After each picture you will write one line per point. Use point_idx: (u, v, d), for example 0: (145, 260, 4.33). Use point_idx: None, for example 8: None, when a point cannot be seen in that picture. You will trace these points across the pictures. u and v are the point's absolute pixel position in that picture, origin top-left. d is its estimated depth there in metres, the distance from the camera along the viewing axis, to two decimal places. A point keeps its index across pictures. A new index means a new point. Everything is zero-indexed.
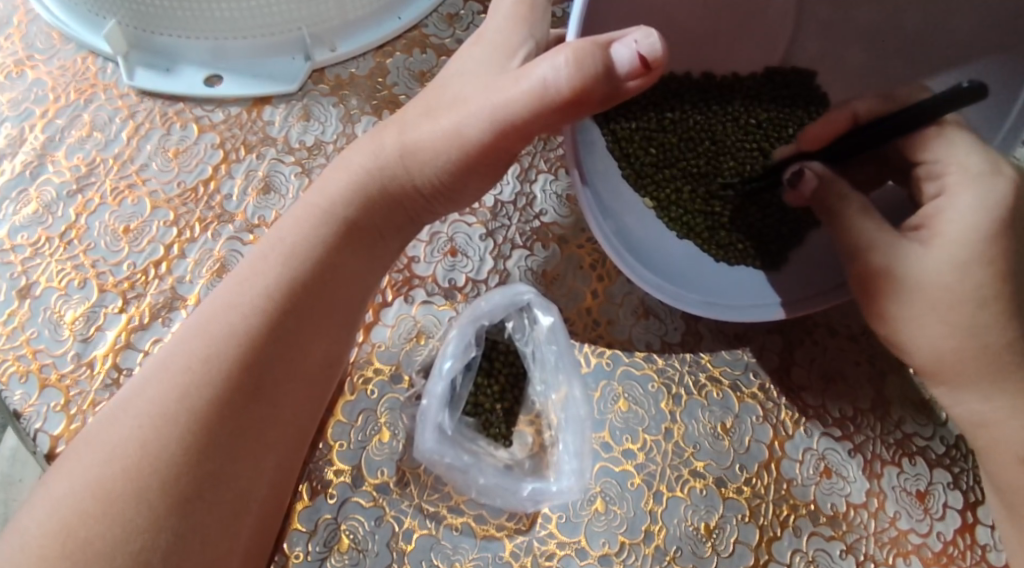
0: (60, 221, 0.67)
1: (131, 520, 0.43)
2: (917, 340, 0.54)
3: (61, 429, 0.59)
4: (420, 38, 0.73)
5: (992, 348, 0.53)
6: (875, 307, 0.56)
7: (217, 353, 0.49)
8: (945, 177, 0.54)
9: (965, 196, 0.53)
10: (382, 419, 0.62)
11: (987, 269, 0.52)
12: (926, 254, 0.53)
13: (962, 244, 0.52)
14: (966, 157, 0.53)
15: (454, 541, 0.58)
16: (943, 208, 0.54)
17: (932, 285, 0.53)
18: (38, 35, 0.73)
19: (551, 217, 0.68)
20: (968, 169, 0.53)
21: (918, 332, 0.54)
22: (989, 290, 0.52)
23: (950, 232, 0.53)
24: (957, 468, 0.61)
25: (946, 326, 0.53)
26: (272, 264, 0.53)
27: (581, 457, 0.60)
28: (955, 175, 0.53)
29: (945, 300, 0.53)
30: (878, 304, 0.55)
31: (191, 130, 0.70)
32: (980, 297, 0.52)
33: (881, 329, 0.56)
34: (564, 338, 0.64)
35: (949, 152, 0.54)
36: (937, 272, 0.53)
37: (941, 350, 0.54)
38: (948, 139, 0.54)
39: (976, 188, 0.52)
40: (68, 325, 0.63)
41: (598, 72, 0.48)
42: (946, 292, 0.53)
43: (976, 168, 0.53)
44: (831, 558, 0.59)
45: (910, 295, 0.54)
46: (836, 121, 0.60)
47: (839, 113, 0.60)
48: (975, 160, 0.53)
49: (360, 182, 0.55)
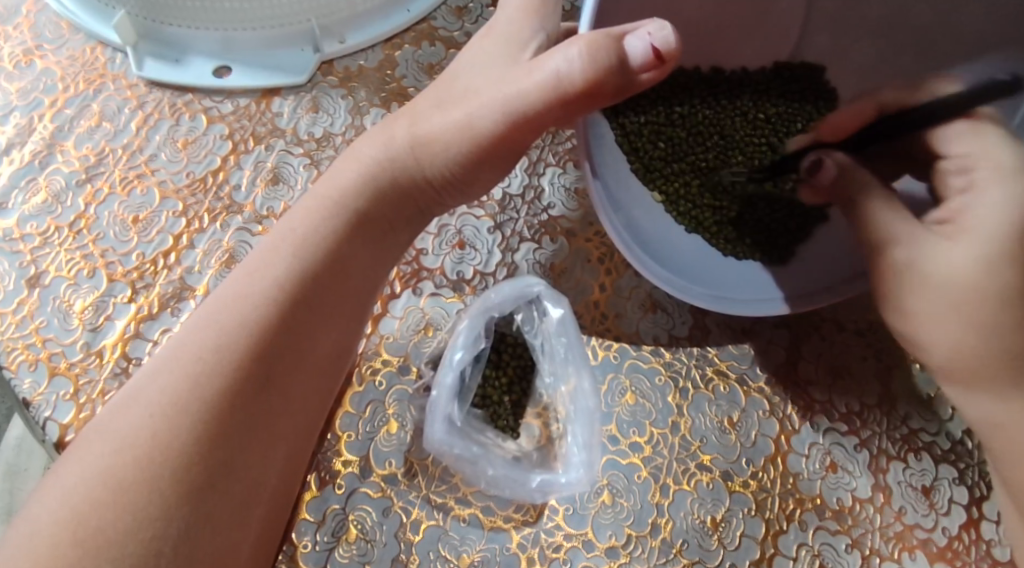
0: (69, 210, 0.67)
1: (143, 508, 0.43)
2: (935, 338, 0.54)
3: (70, 417, 0.59)
4: (428, 30, 0.73)
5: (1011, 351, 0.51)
6: (899, 305, 0.55)
7: (228, 342, 0.49)
8: (974, 173, 0.53)
9: (992, 192, 0.52)
10: (390, 410, 0.62)
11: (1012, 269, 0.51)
12: (947, 250, 0.52)
13: (990, 240, 0.51)
14: (994, 153, 0.52)
15: (462, 532, 0.59)
16: (972, 203, 0.53)
17: (953, 281, 0.52)
18: (46, 25, 0.73)
19: (559, 211, 0.68)
20: (999, 166, 0.52)
21: (936, 333, 0.54)
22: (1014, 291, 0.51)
23: (975, 228, 0.52)
24: (963, 464, 0.62)
25: (959, 327, 0.52)
26: (282, 254, 0.53)
27: (590, 449, 0.60)
28: (984, 171, 0.52)
29: (964, 298, 0.52)
30: (901, 301, 0.55)
31: (200, 121, 0.70)
32: (1002, 298, 0.51)
33: (897, 325, 0.57)
34: (574, 330, 0.63)
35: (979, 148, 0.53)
36: (960, 270, 0.52)
37: (957, 349, 0.53)
38: (977, 134, 0.53)
39: (1007, 186, 0.51)
40: (77, 314, 0.63)
41: (611, 64, 0.48)
42: (967, 290, 0.52)
43: (1009, 166, 0.52)
44: (836, 551, 0.59)
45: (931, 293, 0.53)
46: (862, 112, 0.63)
47: (864, 104, 0.63)
48: (1005, 157, 0.52)
49: (371, 173, 0.55)
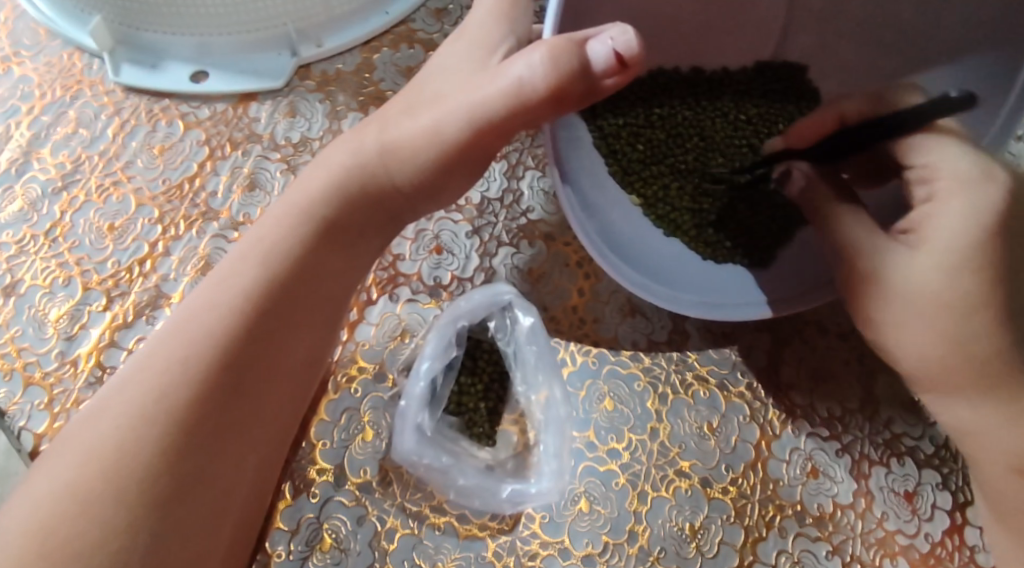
0: (45, 218, 0.67)
1: (108, 520, 0.43)
2: (903, 343, 0.53)
3: (44, 427, 0.60)
4: (407, 33, 0.73)
5: (971, 355, 0.52)
6: (862, 311, 0.55)
7: (195, 353, 0.48)
8: (934, 183, 0.52)
9: (955, 202, 0.51)
10: (366, 418, 0.61)
11: (971, 276, 0.51)
12: (908, 264, 0.52)
13: (943, 303, 0.51)
14: (956, 164, 0.51)
15: (436, 540, 0.58)
16: (931, 213, 0.52)
17: (919, 295, 0.52)
18: (24, 32, 0.73)
19: (538, 214, 0.68)
20: (957, 176, 0.51)
21: (900, 340, 0.53)
22: (976, 298, 0.51)
23: (937, 237, 0.51)
24: (947, 469, 0.61)
25: (933, 328, 0.52)
26: (250, 263, 0.52)
27: (561, 458, 0.60)
28: (945, 182, 0.51)
29: (929, 304, 0.52)
30: (864, 308, 0.54)
31: (177, 127, 0.70)
32: (966, 305, 0.51)
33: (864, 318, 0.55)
34: (544, 339, 0.63)
35: (941, 156, 0.51)
36: (933, 290, 0.51)
37: (924, 356, 0.53)
38: (945, 146, 0.52)
39: (966, 195, 0.51)
40: (52, 323, 0.63)
41: (574, 70, 0.48)
42: (932, 299, 0.51)
43: (966, 173, 0.51)
44: (816, 558, 0.59)
45: (898, 299, 0.53)
46: (821, 122, 0.57)
47: (824, 113, 0.57)
48: (964, 166, 0.51)
49: (340, 179, 0.55)
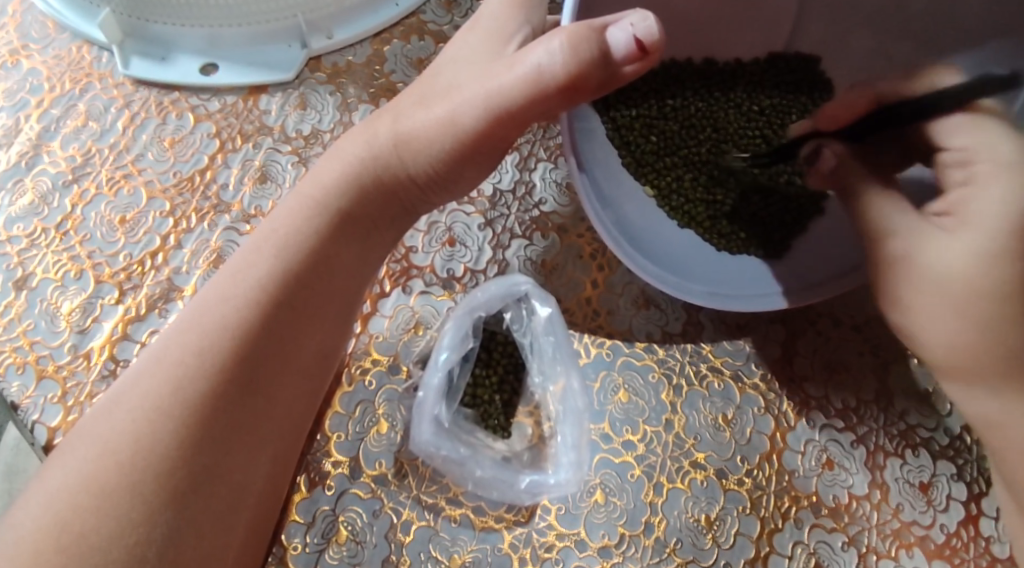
0: (56, 211, 0.66)
1: (127, 514, 0.43)
2: (932, 330, 0.52)
3: (58, 420, 0.60)
4: (417, 24, 0.72)
5: (1006, 347, 0.50)
6: (892, 294, 0.54)
7: (210, 345, 0.48)
8: (973, 166, 0.51)
9: (995, 187, 0.49)
10: (380, 411, 0.61)
11: (1007, 263, 0.49)
12: (944, 244, 0.51)
13: (974, 290, 0.50)
14: (995, 146, 0.50)
15: (453, 533, 0.58)
16: (971, 197, 0.51)
17: (952, 281, 0.50)
18: (32, 24, 0.72)
19: (551, 206, 0.67)
20: (997, 160, 0.50)
21: (931, 325, 0.52)
22: (1011, 286, 0.49)
23: (975, 220, 0.50)
24: (962, 460, 0.61)
25: (962, 316, 0.50)
26: (264, 255, 0.52)
27: (579, 449, 0.60)
28: (985, 165, 0.50)
29: (961, 292, 0.50)
30: (894, 290, 0.54)
31: (187, 119, 0.69)
32: (1000, 293, 0.49)
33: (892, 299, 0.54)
34: (562, 330, 0.63)
35: (978, 140, 0.51)
36: (966, 275, 0.50)
37: (953, 344, 0.51)
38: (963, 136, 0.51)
39: (1008, 180, 0.49)
40: (64, 316, 0.63)
41: (593, 58, 0.48)
42: (963, 285, 0.50)
43: (986, 157, 0.50)
44: (831, 549, 0.59)
45: (925, 284, 0.52)
46: (856, 106, 0.60)
47: (858, 98, 0.60)
48: (1006, 150, 0.50)
49: (353, 171, 0.55)
